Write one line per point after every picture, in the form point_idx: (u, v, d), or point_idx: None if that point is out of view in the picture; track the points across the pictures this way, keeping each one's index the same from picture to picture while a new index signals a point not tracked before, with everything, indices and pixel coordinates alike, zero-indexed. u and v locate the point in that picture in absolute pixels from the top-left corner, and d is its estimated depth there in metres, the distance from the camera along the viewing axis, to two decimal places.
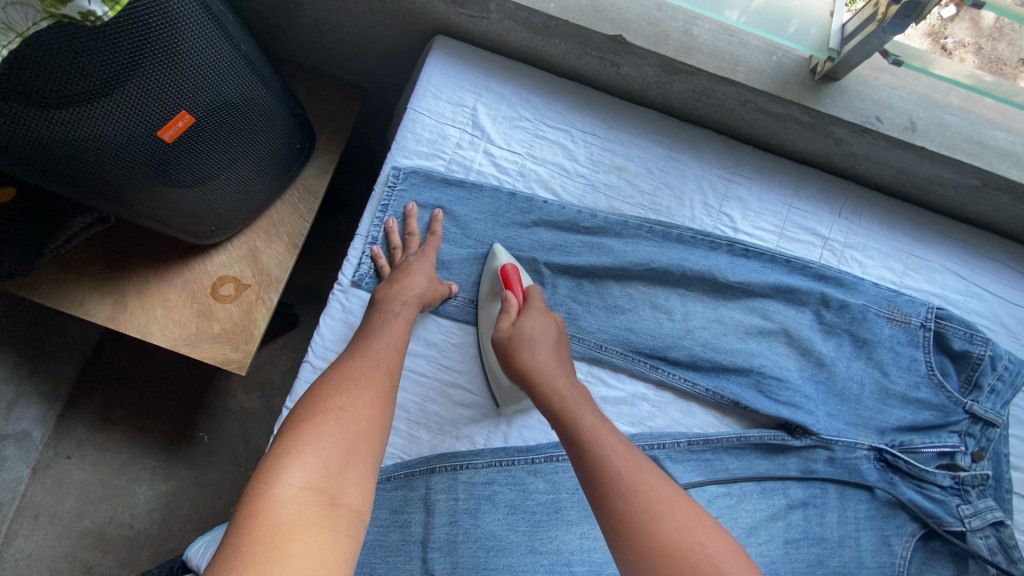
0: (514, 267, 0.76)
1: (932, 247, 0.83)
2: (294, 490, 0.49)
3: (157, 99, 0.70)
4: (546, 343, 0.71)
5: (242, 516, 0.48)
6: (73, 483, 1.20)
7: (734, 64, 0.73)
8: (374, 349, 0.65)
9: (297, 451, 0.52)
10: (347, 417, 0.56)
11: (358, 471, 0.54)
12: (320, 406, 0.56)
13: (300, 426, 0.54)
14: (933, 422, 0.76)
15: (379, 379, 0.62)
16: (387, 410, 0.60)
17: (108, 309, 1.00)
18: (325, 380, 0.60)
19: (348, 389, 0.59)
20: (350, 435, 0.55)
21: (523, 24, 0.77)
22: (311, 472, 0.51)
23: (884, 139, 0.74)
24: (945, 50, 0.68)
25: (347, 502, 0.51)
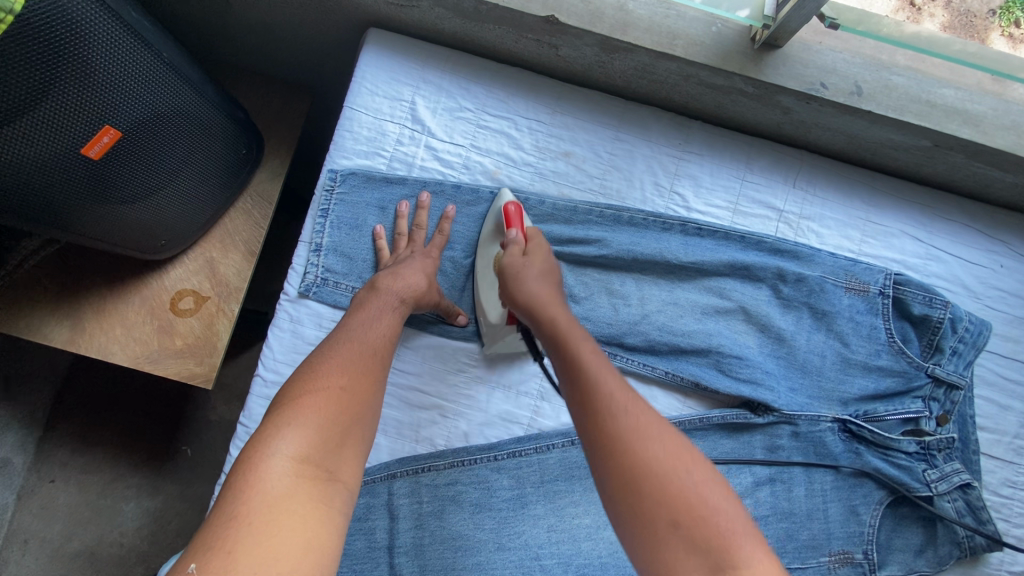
0: (516, 206, 0.75)
1: (889, 211, 0.82)
2: (287, 463, 0.47)
3: (75, 116, 0.67)
4: (555, 300, 0.67)
5: (233, 485, 0.45)
6: (58, 507, 1.20)
7: (673, 38, 0.71)
8: (366, 336, 0.60)
9: (293, 422, 0.50)
10: (346, 397, 0.53)
11: (353, 448, 0.52)
12: (312, 383, 0.53)
13: (297, 398, 0.52)
14: (896, 389, 0.76)
15: (374, 362, 0.58)
16: (381, 388, 0.57)
17: (66, 332, 0.98)
18: (318, 356, 0.57)
19: (348, 366, 0.56)
20: (346, 412, 0.52)
21: (454, 10, 0.74)
22: (306, 446, 0.49)
23: (831, 106, 0.72)
24: (913, 5, 0.67)
25: (342, 479, 0.49)
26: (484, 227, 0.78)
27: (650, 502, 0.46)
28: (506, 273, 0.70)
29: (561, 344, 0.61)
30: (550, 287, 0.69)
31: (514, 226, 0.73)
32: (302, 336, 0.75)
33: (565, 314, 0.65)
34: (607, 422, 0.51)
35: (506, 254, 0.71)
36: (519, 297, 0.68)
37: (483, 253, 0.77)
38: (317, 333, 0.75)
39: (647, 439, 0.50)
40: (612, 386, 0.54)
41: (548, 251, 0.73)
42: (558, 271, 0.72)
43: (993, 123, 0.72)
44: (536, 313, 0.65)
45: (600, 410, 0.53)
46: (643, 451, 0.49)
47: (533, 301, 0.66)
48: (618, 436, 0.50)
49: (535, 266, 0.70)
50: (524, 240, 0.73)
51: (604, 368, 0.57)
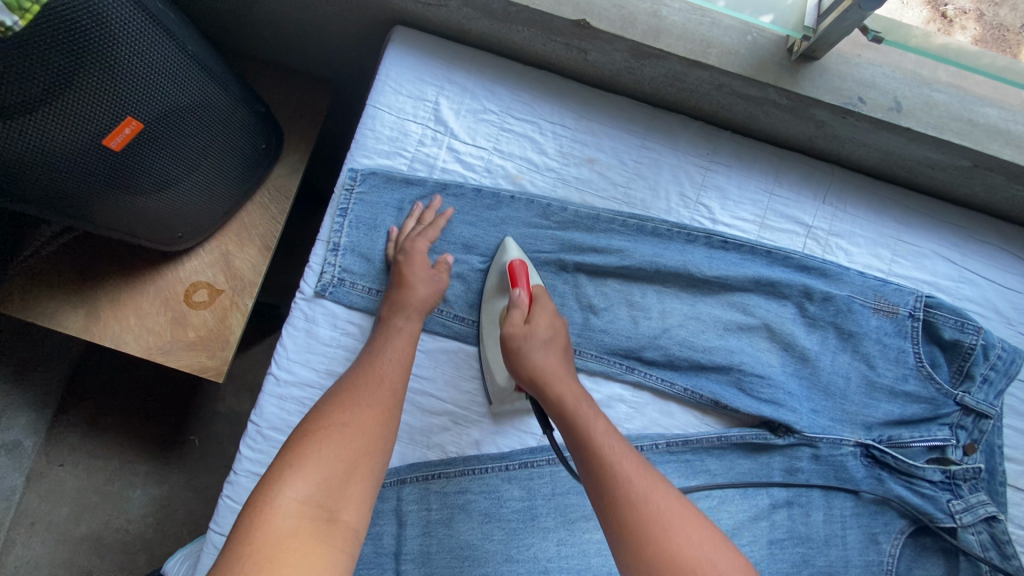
0: (522, 263, 0.72)
1: (921, 231, 0.79)
2: (291, 504, 0.49)
3: (97, 107, 0.66)
4: (562, 372, 0.65)
5: (242, 527, 0.47)
6: (66, 491, 1.20)
7: (707, 46, 0.69)
8: (377, 368, 0.63)
9: (298, 464, 0.51)
10: (350, 435, 0.55)
11: (359, 485, 0.53)
12: (319, 421, 0.56)
13: (304, 439, 0.54)
14: (922, 415, 0.73)
15: (381, 395, 0.60)
16: (390, 422, 0.59)
17: (80, 319, 0.98)
18: (328, 396, 0.59)
19: (353, 403, 0.58)
20: (351, 448, 0.54)
21: (483, 11, 0.73)
22: (311, 486, 0.50)
23: (868, 121, 0.69)
24: (945, 17, 0.65)
25: (346, 518, 0.50)
26: (489, 279, 0.75)
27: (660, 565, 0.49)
28: (507, 344, 0.67)
29: (572, 423, 0.61)
30: (554, 358, 0.66)
31: (519, 286, 0.70)
32: (316, 335, 0.74)
33: (573, 388, 0.64)
34: (628, 506, 0.53)
35: (509, 321, 0.68)
36: (523, 372, 0.65)
37: (487, 307, 0.75)
38: (331, 334, 0.74)
39: (670, 530, 0.51)
40: (626, 467, 0.56)
41: (554, 312, 0.70)
42: (565, 335, 0.70)
43: None
44: (540, 389, 0.64)
45: (617, 498, 0.54)
46: (669, 539, 0.51)
47: (539, 377, 0.64)
48: (642, 531, 0.51)
49: (539, 331, 0.67)
50: (527, 302, 0.69)
51: (617, 449, 0.57)
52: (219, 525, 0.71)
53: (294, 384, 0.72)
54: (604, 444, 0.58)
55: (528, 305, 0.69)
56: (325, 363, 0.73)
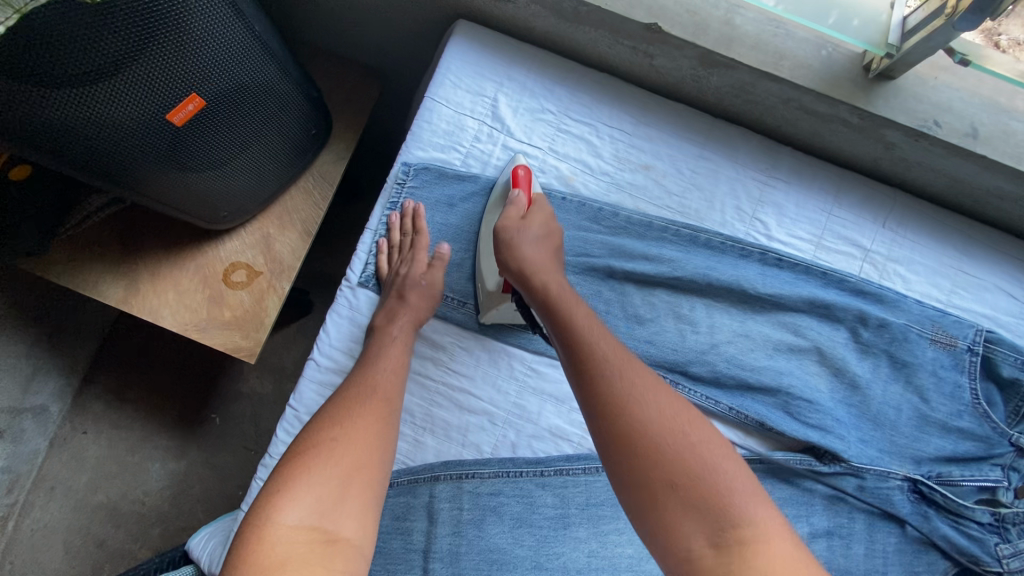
0: (525, 168, 0.74)
1: (983, 263, 0.76)
2: (289, 528, 0.48)
3: (165, 80, 0.67)
4: (551, 265, 0.67)
5: (236, 557, 0.47)
6: (88, 458, 1.21)
7: (780, 59, 0.67)
8: (373, 378, 0.63)
9: (291, 487, 0.51)
10: (344, 450, 0.55)
11: (358, 499, 0.53)
12: (313, 438, 0.56)
13: (295, 461, 0.54)
14: (974, 453, 0.71)
15: (375, 407, 0.60)
16: (387, 433, 0.59)
17: (120, 291, 0.99)
18: (320, 411, 0.59)
19: (346, 418, 0.58)
20: (346, 464, 0.54)
21: (551, 10, 0.72)
22: (305, 509, 0.50)
23: (942, 146, 0.67)
24: (1000, 47, 0.61)
25: (346, 537, 0.50)
26: (495, 192, 0.75)
27: (642, 458, 0.48)
28: (501, 237, 0.69)
29: (557, 308, 0.62)
30: (545, 252, 0.68)
31: (520, 188, 0.72)
32: (358, 324, 0.74)
33: (560, 279, 0.65)
34: (607, 389, 0.53)
35: (504, 214, 0.70)
36: (513, 263, 0.67)
37: (487, 219, 0.75)
38: None
39: (644, 406, 0.51)
40: (607, 351, 0.56)
41: (551, 215, 0.72)
42: (560, 238, 0.71)
43: None
44: (527, 280, 0.65)
45: (596, 374, 0.54)
46: (639, 414, 0.50)
47: (526, 267, 0.66)
48: (619, 403, 0.51)
49: (533, 226, 0.69)
50: (526, 204, 0.71)
51: (600, 334, 0.58)
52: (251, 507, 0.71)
53: (334, 371, 0.72)
54: (583, 329, 0.59)
55: (525, 206, 0.71)
56: None
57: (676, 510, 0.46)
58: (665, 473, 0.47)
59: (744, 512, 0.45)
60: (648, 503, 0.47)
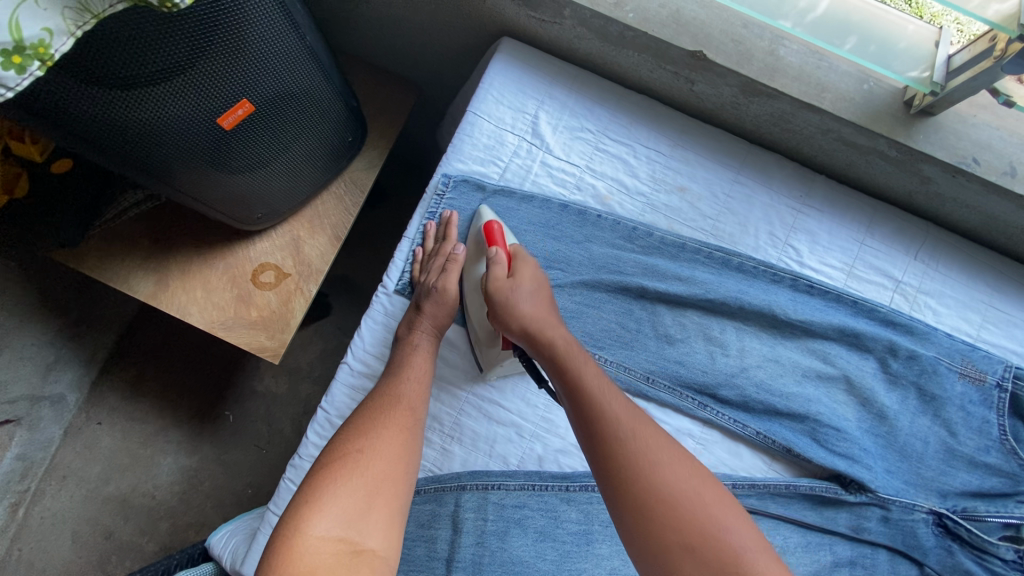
0: (500, 226, 0.74)
1: (1014, 300, 0.77)
2: (319, 539, 0.49)
3: (219, 86, 0.68)
4: (547, 317, 0.67)
5: (266, 568, 0.47)
6: (102, 449, 1.22)
7: (822, 91, 0.68)
8: (397, 388, 0.64)
9: (320, 498, 0.52)
10: (370, 461, 0.56)
11: (383, 512, 0.54)
12: (340, 450, 0.57)
13: (323, 472, 0.54)
14: (999, 489, 0.71)
15: (399, 417, 0.61)
16: (411, 445, 0.60)
17: (150, 286, 1.00)
18: (346, 424, 0.60)
19: (372, 430, 0.59)
20: (372, 476, 0.55)
21: (597, 33, 0.73)
22: (333, 520, 0.51)
23: (979, 183, 0.68)
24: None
25: (372, 547, 0.51)
26: (467, 246, 0.76)
27: (661, 525, 0.49)
28: (494, 300, 0.68)
29: (563, 367, 0.62)
30: (541, 306, 0.68)
31: (497, 245, 0.72)
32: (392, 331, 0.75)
33: (563, 334, 0.65)
34: (625, 477, 0.52)
35: (491, 275, 0.70)
36: (513, 323, 0.66)
37: (468, 275, 0.75)
38: None
39: (660, 472, 0.52)
40: (617, 413, 0.56)
41: (537, 268, 0.71)
42: (548, 288, 0.71)
43: None
44: (533, 339, 0.64)
45: (608, 443, 0.54)
46: (657, 480, 0.51)
47: (525, 325, 0.65)
48: (631, 472, 0.52)
49: (523, 283, 0.69)
50: (507, 259, 0.71)
51: (608, 392, 0.58)
52: (278, 507, 0.71)
53: (367, 376, 0.73)
54: (592, 393, 0.58)
55: (507, 263, 0.71)
56: None
57: (693, 574, 0.47)
58: (683, 539, 0.48)
59: (756, 566, 0.47)
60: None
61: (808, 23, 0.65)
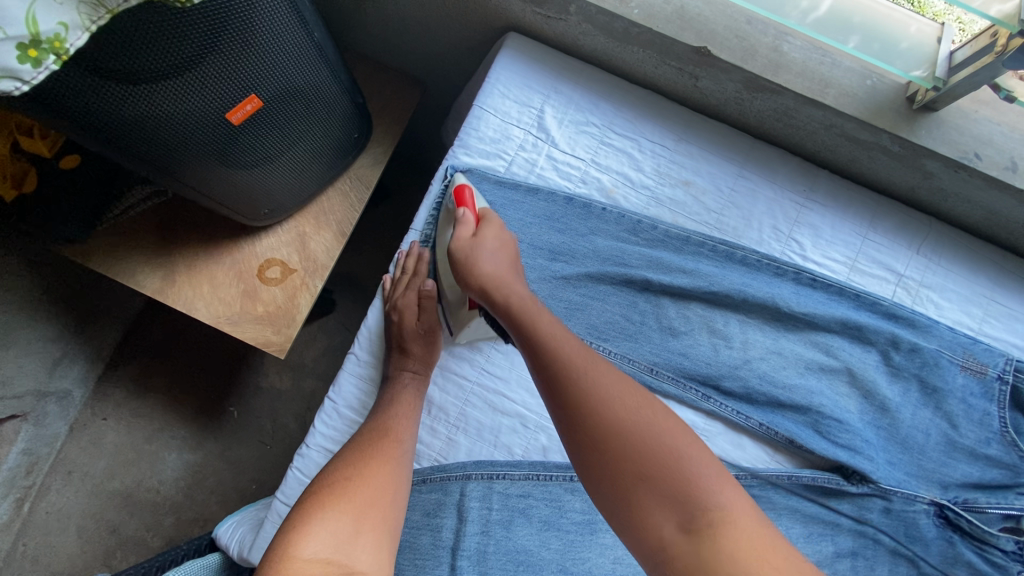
0: (472, 189, 0.75)
1: (1016, 294, 0.78)
2: (304, 563, 0.50)
3: (229, 81, 0.69)
4: (510, 275, 0.66)
5: None
6: (107, 445, 1.23)
7: (825, 86, 0.69)
8: (386, 421, 0.66)
9: (310, 522, 0.54)
10: (358, 490, 0.58)
11: (370, 536, 0.56)
12: (331, 477, 0.59)
13: (312, 498, 0.56)
14: (1000, 481, 0.72)
15: (387, 449, 0.63)
16: (399, 474, 0.62)
17: (157, 281, 1.01)
18: (336, 457, 0.63)
19: (361, 463, 0.61)
20: (361, 501, 0.57)
21: (603, 29, 0.74)
22: (323, 543, 0.52)
23: (981, 178, 0.69)
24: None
25: (360, 569, 0.52)
26: (444, 210, 0.77)
27: (617, 458, 0.49)
28: (456, 256, 0.69)
29: (516, 316, 0.61)
30: (503, 262, 0.67)
31: (467, 207, 0.72)
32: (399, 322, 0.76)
33: (520, 287, 0.64)
34: (585, 414, 0.52)
35: (455, 237, 0.70)
36: (472, 278, 0.66)
37: (440, 236, 0.77)
38: None
39: (614, 403, 0.52)
40: (568, 352, 0.56)
41: (501, 228, 0.71)
42: (515, 246, 0.71)
43: None
44: (491, 295, 0.64)
45: (557, 377, 0.55)
46: (606, 407, 0.52)
47: (484, 277, 0.65)
48: (582, 401, 0.52)
49: (487, 240, 0.69)
50: (473, 220, 0.71)
51: (562, 333, 0.59)
52: (286, 497, 0.72)
53: (375, 367, 0.75)
54: (549, 333, 0.58)
55: (475, 224, 0.71)
56: None
57: (647, 499, 0.48)
58: (636, 472, 0.48)
59: (708, 493, 0.47)
60: (626, 505, 0.49)
61: (813, 22, 0.65)
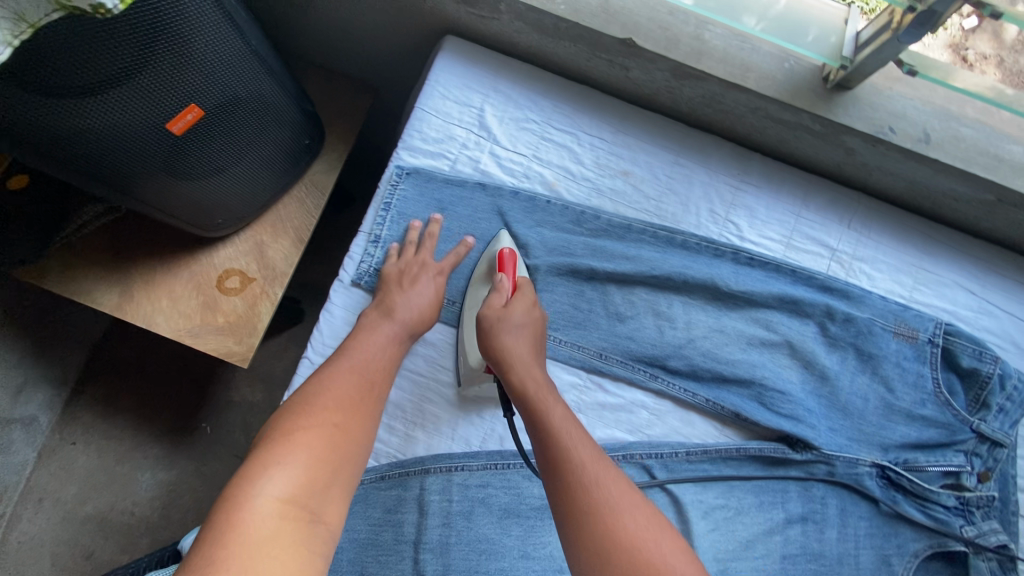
0: (512, 253, 0.76)
1: (943, 261, 0.81)
2: (272, 503, 0.49)
3: (166, 91, 0.70)
4: (529, 356, 0.68)
5: (216, 524, 0.47)
6: (78, 469, 1.20)
7: (746, 71, 0.72)
8: (367, 365, 0.65)
9: (281, 463, 0.52)
10: (333, 437, 0.57)
11: (339, 486, 0.55)
12: (305, 417, 0.57)
13: (287, 436, 0.55)
14: (939, 440, 0.74)
15: (366, 398, 0.62)
16: (372, 425, 0.61)
17: (114, 297, 1.00)
18: (311, 388, 0.61)
19: (337, 405, 0.59)
20: (335, 451, 0.56)
21: (534, 25, 0.76)
22: (291, 488, 0.51)
23: (897, 150, 0.72)
24: (966, 61, 0.66)
25: (325, 521, 0.52)
26: (478, 267, 0.79)
27: (616, 565, 0.51)
28: (484, 323, 0.70)
29: (535, 410, 0.63)
30: (526, 344, 0.69)
31: (506, 272, 0.74)
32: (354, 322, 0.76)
33: (538, 374, 0.66)
34: (589, 512, 0.54)
35: (487, 302, 0.72)
36: (490, 351, 0.68)
37: (471, 295, 0.78)
38: None
39: (618, 515, 0.54)
40: (583, 458, 0.58)
41: (533, 302, 0.73)
42: (541, 323, 0.72)
43: None
44: (505, 368, 0.66)
45: (564, 466, 0.58)
46: (604, 507, 0.55)
47: (505, 355, 0.67)
48: (583, 498, 0.55)
49: (515, 313, 0.70)
50: (509, 289, 0.73)
51: (570, 433, 0.61)
52: None
53: None
54: (563, 437, 0.60)
55: (510, 291, 0.73)
56: None
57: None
58: (629, 567, 0.51)
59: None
60: None
61: (769, 19, 0.69)
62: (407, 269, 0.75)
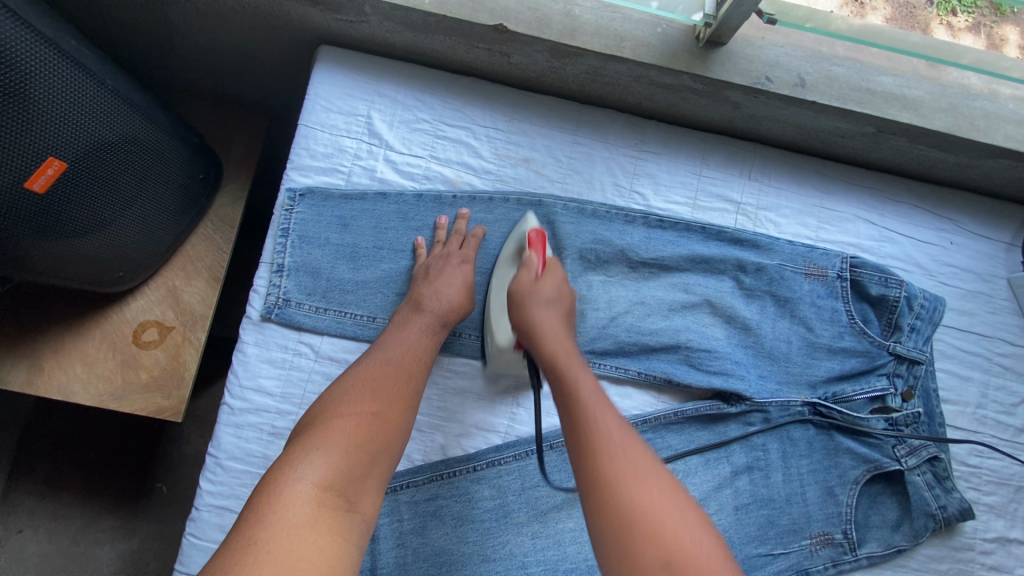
0: (539, 232, 0.72)
1: (842, 197, 0.84)
2: (308, 489, 0.50)
3: (11, 147, 0.63)
4: (561, 330, 0.66)
5: (255, 508, 0.48)
6: (29, 558, 1.09)
7: (621, 41, 0.72)
8: (400, 356, 0.64)
9: (319, 448, 0.53)
10: (372, 424, 0.56)
11: (376, 473, 0.55)
12: (342, 407, 0.57)
13: (323, 423, 0.55)
14: (861, 368, 0.77)
15: (403, 388, 0.61)
16: (409, 417, 0.60)
17: (22, 374, 0.90)
18: (348, 378, 0.61)
19: (373, 393, 0.59)
20: (372, 439, 0.56)
21: (403, 24, 0.75)
22: (327, 474, 0.51)
23: (777, 98, 0.75)
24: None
25: (359, 510, 0.52)
26: (507, 248, 0.76)
27: (630, 532, 0.50)
28: (513, 299, 0.69)
29: (560, 374, 0.62)
30: (558, 318, 0.67)
31: (534, 251, 0.71)
32: (269, 358, 0.73)
33: (565, 344, 0.65)
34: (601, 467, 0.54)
35: (517, 278, 0.70)
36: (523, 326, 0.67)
37: (498, 278, 0.75)
38: (283, 356, 0.73)
39: (630, 480, 0.53)
40: (603, 417, 0.58)
41: (563, 279, 0.71)
42: (570, 300, 0.70)
43: (930, 106, 0.76)
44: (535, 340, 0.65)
45: (587, 441, 0.56)
46: (624, 491, 0.52)
47: (535, 330, 0.66)
48: (605, 481, 0.53)
49: (545, 289, 0.68)
50: (540, 264, 0.70)
51: (602, 408, 0.58)
52: (186, 566, 0.67)
53: (254, 412, 0.71)
54: (586, 400, 0.59)
55: (539, 267, 0.70)
56: (281, 385, 0.72)
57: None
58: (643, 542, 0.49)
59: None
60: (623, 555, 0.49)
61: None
62: (432, 264, 0.73)
